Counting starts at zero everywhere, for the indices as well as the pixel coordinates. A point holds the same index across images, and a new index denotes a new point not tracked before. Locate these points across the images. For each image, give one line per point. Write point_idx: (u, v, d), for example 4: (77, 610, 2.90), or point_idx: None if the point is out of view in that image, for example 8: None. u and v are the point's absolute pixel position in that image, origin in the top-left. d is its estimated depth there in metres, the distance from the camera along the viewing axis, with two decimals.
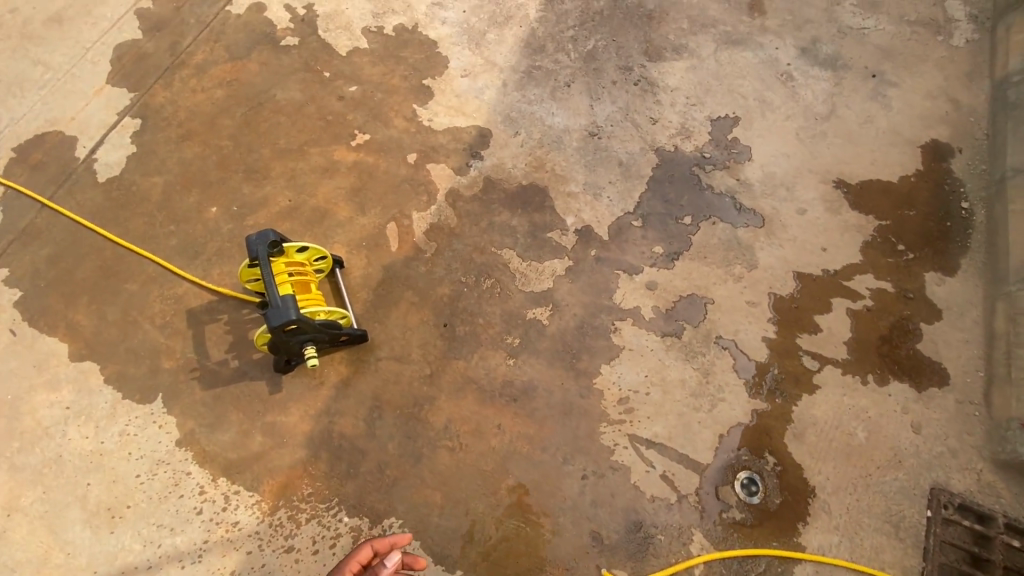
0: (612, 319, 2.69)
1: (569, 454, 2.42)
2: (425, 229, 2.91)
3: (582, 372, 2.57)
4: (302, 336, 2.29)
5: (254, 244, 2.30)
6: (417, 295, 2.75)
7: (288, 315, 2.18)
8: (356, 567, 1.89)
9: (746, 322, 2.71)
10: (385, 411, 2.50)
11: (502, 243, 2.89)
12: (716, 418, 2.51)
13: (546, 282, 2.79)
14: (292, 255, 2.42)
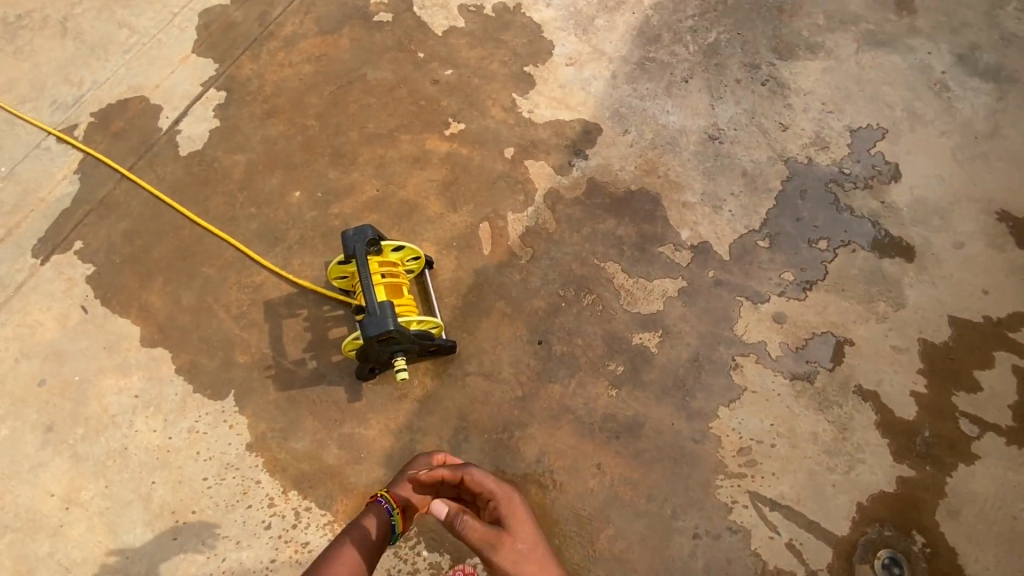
0: (732, 353, 2.35)
1: (679, 508, 2.11)
2: (521, 232, 2.62)
3: (696, 413, 2.25)
4: (395, 346, 2.07)
5: (352, 241, 2.10)
6: (510, 305, 2.47)
7: (385, 324, 1.96)
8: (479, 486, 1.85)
9: (891, 371, 2.33)
10: (472, 435, 2.24)
11: (605, 254, 2.56)
12: (853, 483, 2.15)
13: (654, 304, 2.44)
14: (387, 255, 2.19)
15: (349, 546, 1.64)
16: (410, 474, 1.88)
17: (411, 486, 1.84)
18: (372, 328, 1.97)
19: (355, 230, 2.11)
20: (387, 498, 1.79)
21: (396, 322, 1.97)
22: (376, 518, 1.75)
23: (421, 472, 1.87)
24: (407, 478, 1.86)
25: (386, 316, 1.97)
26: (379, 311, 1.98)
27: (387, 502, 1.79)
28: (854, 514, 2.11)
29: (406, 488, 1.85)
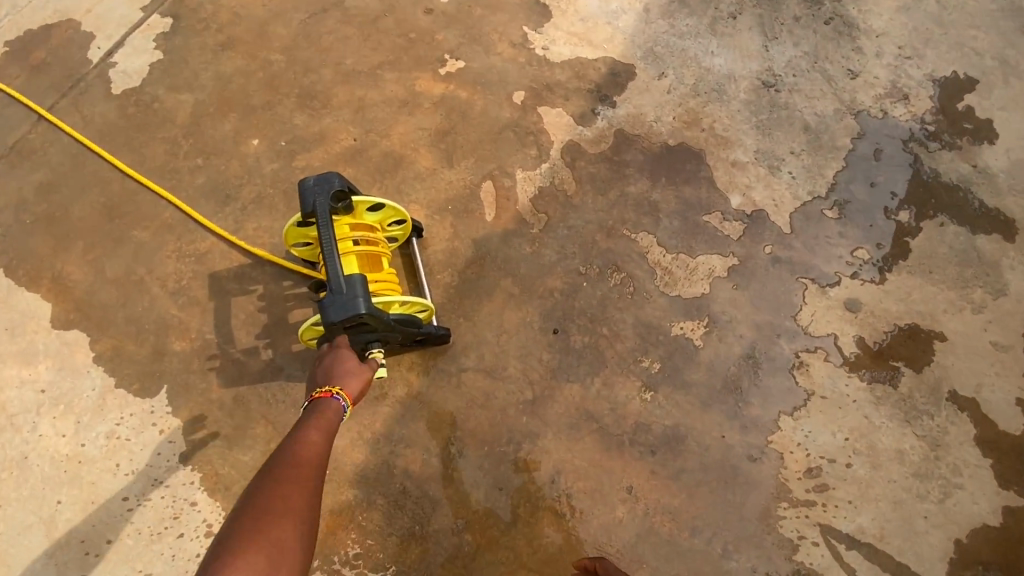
0: (795, 348, 1.88)
1: (730, 545, 1.66)
2: (532, 193, 2.11)
3: (751, 423, 1.79)
4: (368, 335, 1.58)
5: (311, 192, 1.56)
6: (517, 284, 1.98)
7: (355, 307, 1.46)
8: None
9: (992, 374, 1.84)
10: (469, 447, 1.77)
11: (637, 224, 2.07)
12: (950, 514, 1.68)
13: (700, 286, 1.97)
14: (360, 215, 1.67)
15: (316, 435, 1.27)
16: (347, 364, 1.50)
17: (359, 379, 1.49)
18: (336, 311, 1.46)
19: (315, 178, 1.56)
20: (344, 394, 1.42)
21: (369, 305, 1.48)
22: (335, 411, 1.38)
23: (358, 366, 1.51)
24: (354, 370, 1.50)
25: (356, 296, 1.47)
26: (346, 290, 1.47)
27: (343, 397, 1.42)
28: (952, 554, 1.64)
29: (355, 380, 1.48)
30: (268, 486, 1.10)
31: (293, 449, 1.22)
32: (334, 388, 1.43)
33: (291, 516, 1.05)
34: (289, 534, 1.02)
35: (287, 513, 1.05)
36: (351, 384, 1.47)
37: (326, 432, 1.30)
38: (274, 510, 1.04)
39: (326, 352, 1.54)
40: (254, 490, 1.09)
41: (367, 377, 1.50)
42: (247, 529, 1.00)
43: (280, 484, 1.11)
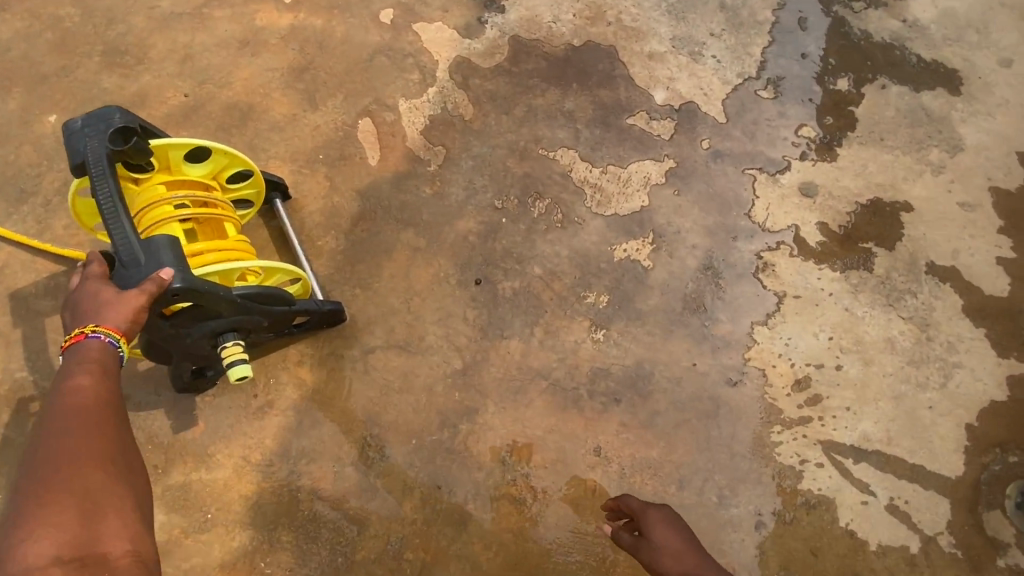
0: (756, 249, 1.61)
1: (727, 489, 1.36)
2: (422, 125, 1.72)
3: (722, 343, 1.50)
4: (209, 320, 1.18)
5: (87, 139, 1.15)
6: (421, 234, 1.59)
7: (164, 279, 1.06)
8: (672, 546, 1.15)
9: (966, 236, 1.64)
10: (393, 443, 1.40)
11: (554, 140, 1.73)
12: (954, 399, 1.47)
13: (638, 198, 1.67)
14: (177, 167, 1.26)
15: (86, 376, 0.92)
16: (97, 296, 1.00)
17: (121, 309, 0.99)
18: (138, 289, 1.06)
19: (85, 119, 1.15)
20: (107, 331, 0.97)
21: (186, 275, 1.07)
22: (102, 347, 0.97)
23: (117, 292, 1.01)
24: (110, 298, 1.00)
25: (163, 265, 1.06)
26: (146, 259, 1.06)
27: (105, 335, 0.97)
28: (965, 442, 1.43)
29: (113, 309, 0.99)
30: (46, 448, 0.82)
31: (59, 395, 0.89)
32: (85, 331, 0.97)
33: (97, 460, 0.82)
34: (103, 476, 0.81)
35: (92, 458, 0.82)
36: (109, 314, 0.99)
37: (101, 367, 0.94)
38: (63, 466, 0.79)
39: (73, 291, 1.04)
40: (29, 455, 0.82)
41: (135, 303, 0.99)
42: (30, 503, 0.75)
43: (57, 438, 0.83)
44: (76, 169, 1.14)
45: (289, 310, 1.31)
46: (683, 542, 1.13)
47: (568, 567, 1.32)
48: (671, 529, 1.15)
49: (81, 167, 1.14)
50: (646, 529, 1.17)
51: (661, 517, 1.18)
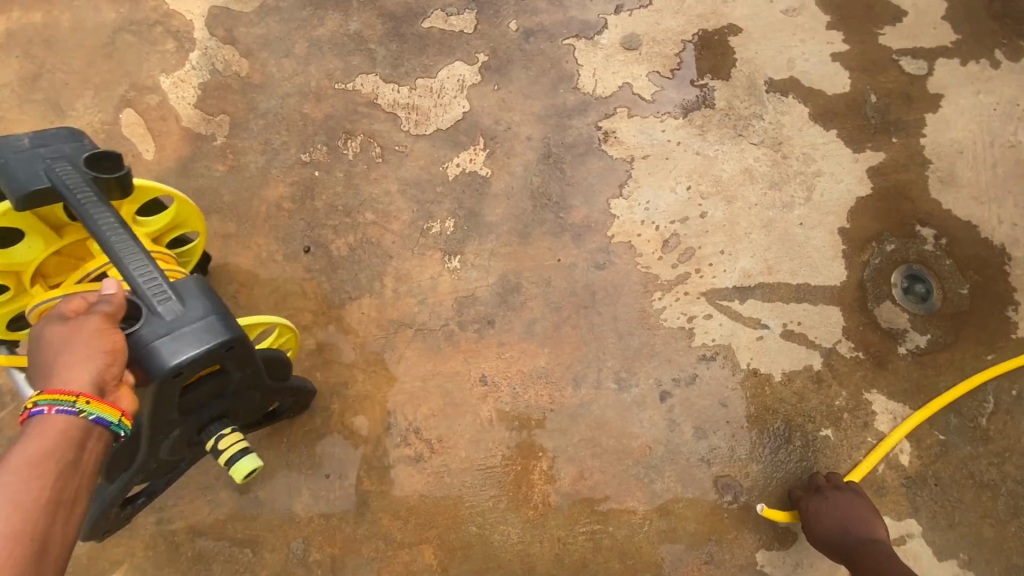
0: (593, 121, 1.48)
1: (623, 371, 1.30)
2: (194, 98, 1.49)
3: (581, 228, 1.40)
4: (210, 402, 0.92)
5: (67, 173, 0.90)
6: (229, 218, 1.40)
7: (207, 335, 0.81)
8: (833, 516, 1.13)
9: (797, 42, 1.56)
10: (264, 450, 1.25)
11: (348, 68, 1.53)
12: (822, 208, 1.42)
13: (458, 104, 1.49)
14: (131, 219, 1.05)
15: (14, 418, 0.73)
16: (57, 342, 0.71)
17: (95, 352, 0.71)
18: (175, 343, 0.79)
19: (37, 140, 0.94)
20: (83, 401, 0.66)
21: (234, 321, 0.84)
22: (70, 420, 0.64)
23: (66, 322, 0.73)
24: (67, 340, 0.71)
25: (208, 312, 0.82)
26: (186, 300, 0.82)
27: (73, 402, 0.65)
28: (841, 247, 1.39)
29: (74, 355, 0.69)
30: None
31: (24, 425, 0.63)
32: (26, 407, 0.64)
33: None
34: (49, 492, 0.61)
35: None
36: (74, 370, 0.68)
37: (66, 433, 0.64)
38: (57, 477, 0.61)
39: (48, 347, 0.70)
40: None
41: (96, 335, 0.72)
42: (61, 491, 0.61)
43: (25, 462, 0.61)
44: (15, 199, 0.87)
45: (287, 385, 1.07)
46: (843, 513, 1.13)
47: (485, 506, 1.21)
48: (838, 501, 1.15)
49: (39, 194, 0.88)
50: (810, 502, 1.16)
51: (846, 498, 1.15)
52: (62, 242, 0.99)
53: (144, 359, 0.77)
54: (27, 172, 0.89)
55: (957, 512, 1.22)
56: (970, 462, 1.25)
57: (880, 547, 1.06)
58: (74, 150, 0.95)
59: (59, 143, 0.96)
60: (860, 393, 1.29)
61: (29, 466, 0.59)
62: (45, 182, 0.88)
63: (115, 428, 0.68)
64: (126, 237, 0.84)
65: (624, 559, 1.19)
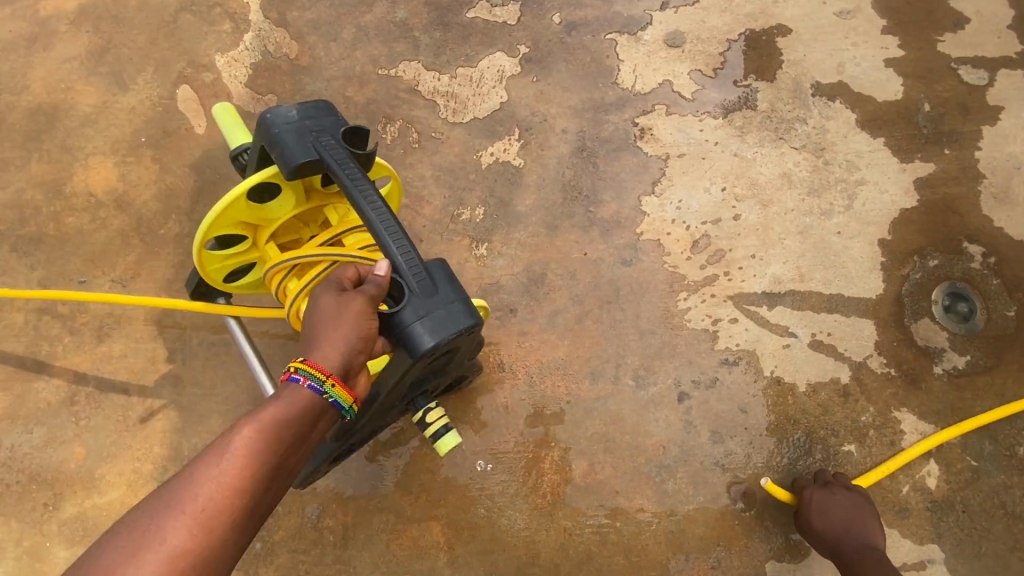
0: (630, 117, 1.48)
1: (642, 369, 1.29)
2: (246, 77, 1.56)
3: (609, 223, 1.40)
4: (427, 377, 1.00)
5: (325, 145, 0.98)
6: None
7: (454, 320, 0.88)
8: (837, 517, 1.11)
9: (850, 45, 1.51)
10: None
11: (392, 55, 1.56)
12: (862, 218, 1.38)
13: (496, 94, 1.51)
14: None
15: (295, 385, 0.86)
16: (327, 316, 0.87)
17: (350, 332, 0.85)
18: (429, 326, 0.87)
19: (301, 111, 1.01)
20: (330, 383, 0.81)
21: (474, 308, 0.91)
22: (312, 396, 0.80)
23: (331, 300, 0.88)
24: (329, 318, 0.86)
25: (454, 298, 0.90)
26: (437, 286, 0.90)
27: (320, 381, 0.81)
28: (880, 259, 1.35)
29: (329, 336, 0.85)
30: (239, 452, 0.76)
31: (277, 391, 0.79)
32: (290, 370, 0.81)
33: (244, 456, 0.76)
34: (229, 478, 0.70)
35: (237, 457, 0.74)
36: (327, 351, 0.84)
37: (304, 406, 0.78)
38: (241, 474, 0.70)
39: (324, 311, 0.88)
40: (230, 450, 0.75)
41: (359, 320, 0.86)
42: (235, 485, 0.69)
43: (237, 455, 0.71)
44: (287, 169, 0.95)
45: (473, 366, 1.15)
46: (848, 516, 1.11)
47: (494, 490, 1.23)
48: (843, 502, 1.13)
49: (305, 165, 0.96)
50: (815, 498, 1.14)
51: (851, 500, 1.13)
52: (308, 205, 1.07)
53: (404, 339, 0.88)
54: (297, 143, 0.96)
55: (984, 542, 1.17)
56: (1002, 491, 1.20)
57: (878, 551, 1.07)
58: (329, 124, 1.02)
59: (318, 115, 1.02)
60: (889, 410, 1.25)
61: (262, 433, 0.73)
62: (313, 155, 0.96)
63: (343, 410, 0.84)
64: (388, 217, 0.92)
65: (629, 555, 1.19)
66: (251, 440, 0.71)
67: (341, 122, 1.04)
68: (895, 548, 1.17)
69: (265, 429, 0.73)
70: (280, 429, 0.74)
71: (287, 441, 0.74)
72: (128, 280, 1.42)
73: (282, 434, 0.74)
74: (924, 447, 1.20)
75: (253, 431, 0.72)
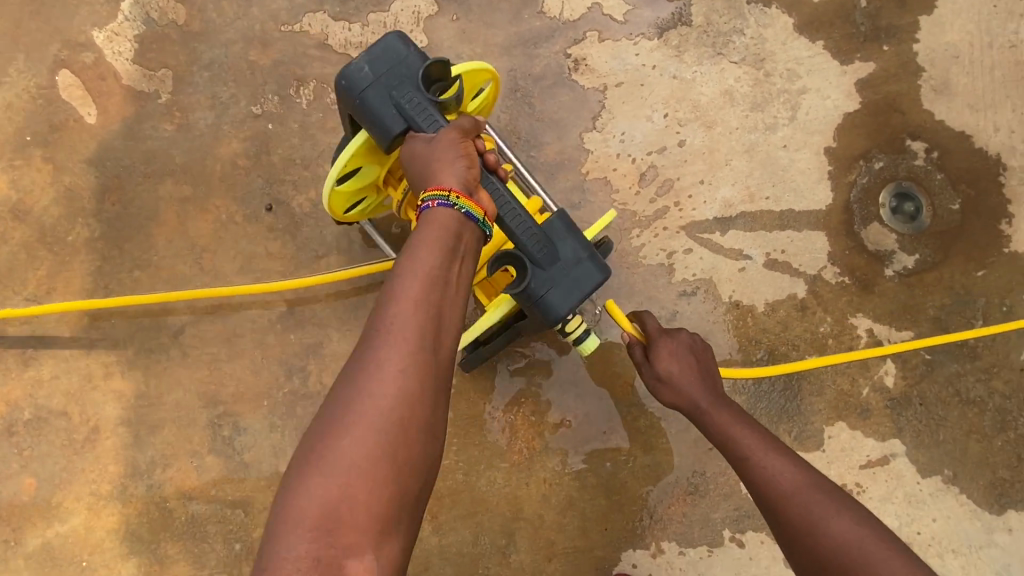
0: (562, 48, 1.38)
1: (602, 313, 1.27)
2: (132, 53, 1.39)
3: (553, 166, 1.33)
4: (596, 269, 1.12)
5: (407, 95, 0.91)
6: (184, 181, 1.33)
7: (593, 270, 0.94)
8: (688, 367, 0.99)
9: None
10: (245, 414, 1.24)
11: (293, 8, 1.40)
12: (807, 128, 1.34)
13: (415, 39, 1.38)
14: None
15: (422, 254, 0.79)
16: (431, 153, 0.87)
17: (459, 160, 0.86)
18: (561, 292, 0.93)
19: (378, 64, 0.91)
20: (454, 196, 0.83)
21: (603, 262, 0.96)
22: (449, 212, 0.82)
23: (427, 142, 0.88)
24: (432, 160, 0.87)
25: (580, 258, 0.94)
26: (559, 249, 0.94)
27: (446, 198, 0.83)
28: (827, 168, 1.33)
29: (446, 168, 0.86)
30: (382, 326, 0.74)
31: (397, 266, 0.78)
32: (418, 202, 0.84)
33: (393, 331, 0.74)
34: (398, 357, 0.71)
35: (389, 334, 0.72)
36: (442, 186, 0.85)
37: (445, 225, 0.81)
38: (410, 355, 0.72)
39: (426, 151, 0.87)
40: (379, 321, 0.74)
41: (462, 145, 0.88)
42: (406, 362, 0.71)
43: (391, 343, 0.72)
44: (390, 144, 0.91)
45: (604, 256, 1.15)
46: (693, 369, 0.99)
47: (469, 453, 1.21)
48: (683, 353, 1.00)
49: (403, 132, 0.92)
50: (657, 351, 1.00)
51: (687, 344, 1.02)
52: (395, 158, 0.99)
53: (534, 305, 0.93)
54: (386, 111, 0.90)
55: (940, 430, 1.22)
56: (955, 379, 1.24)
57: (717, 381, 1.01)
58: (410, 66, 0.92)
59: (396, 59, 0.92)
60: (845, 318, 1.26)
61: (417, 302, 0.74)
62: (401, 124, 0.90)
63: (482, 225, 0.86)
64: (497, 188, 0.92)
65: (609, 494, 1.20)
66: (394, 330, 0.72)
67: (417, 58, 0.93)
68: (860, 448, 1.21)
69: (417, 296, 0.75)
70: (418, 311, 0.74)
71: (430, 323, 0.74)
72: (44, 297, 1.30)
73: (427, 314, 0.74)
74: (953, 338, 1.20)
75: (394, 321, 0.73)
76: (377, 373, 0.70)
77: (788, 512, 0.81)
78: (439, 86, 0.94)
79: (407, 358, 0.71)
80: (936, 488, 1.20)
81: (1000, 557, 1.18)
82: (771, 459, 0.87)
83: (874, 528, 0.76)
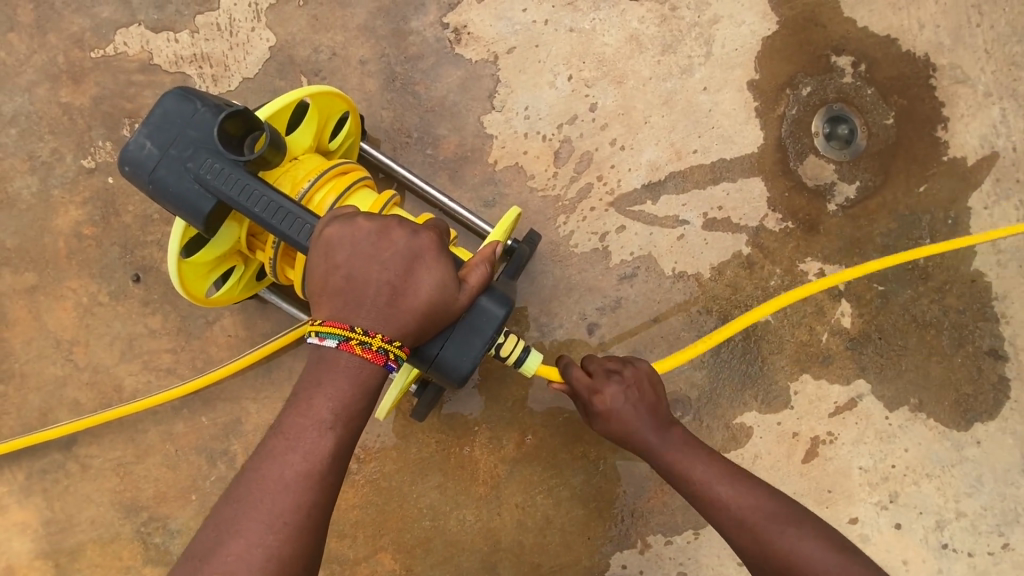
0: (436, 17, 1.17)
1: (543, 316, 1.16)
2: None
3: (455, 162, 1.16)
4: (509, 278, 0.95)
5: (205, 162, 0.74)
6: (24, 267, 1.11)
7: (489, 310, 0.73)
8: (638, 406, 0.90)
9: None
10: (174, 514, 1.10)
11: (99, 26, 1.13)
12: (725, 63, 1.20)
13: (260, 38, 1.15)
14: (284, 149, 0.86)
15: (308, 409, 0.67)
16: (402, 274, 0.70)
17: (445, 269, 0.71)
18: (457, 346, 0.73)
19: (160, 138, 0.76)
20: (400, 352, 0.69)
21: (498, 294, 0.75)
22: (375, 371, 0.68)
23: (404, 256, 0.70)
24: (407, 258, 0.70)
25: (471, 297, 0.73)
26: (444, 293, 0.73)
27: (392, 358, 0.69)
28: (753, 104, 1.20)
29: (425, 271, 0.70)
30: (246, 489, 0.64)
31: (288, 428, 0.66)
32: (388, 356, 0.68)
33: (257, 497, 0.63)
34: (257, 534, 0.61)
35: (251, 507, 0.63)
36: (395, 317, 0.68)
37: (352, 380, 0.68)
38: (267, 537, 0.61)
39: (391, 274, 0.69)
40: (246, 485, 0.64)
41: (434, 259, 0.71)
42: (262, 546, 0.61)
43: (250, 514, 0.62)
44: (207, 225, 0.75)
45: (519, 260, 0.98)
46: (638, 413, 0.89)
47: (432, 499, 1.12)
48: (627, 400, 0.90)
49: (219, 207, 0.76)
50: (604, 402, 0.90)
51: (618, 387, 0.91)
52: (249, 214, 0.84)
53: (434, 372, 0.73)
54: (185, 190, 0.74)
55: (902, 359, 1.19)
56: (910, 305, 1.19)
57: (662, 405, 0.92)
58: (199, 128, 0.76)
59: (179, 126, 0.76)
60: (795, 266, 1.18)
61: (291, 475, 0.64)
62: (209, 197, 0.74)
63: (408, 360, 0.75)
64: None
65: (587, 503, 1.13)
66: (275, 520, 0.62)
67: (209, 112, 0.76)
68: (827, 396, 1.18)
69: (293, 467, 0.64)
70: (306, 501, 0.63)
71: (322, 514, 0.65)
72: None
73: (319, 506, 0.64)
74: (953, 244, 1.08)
75: (272, 506, 0.62)
76: (230, 552, 0.61)
77: (746, 540, 0.82)
78: (253, 135, 0.78)
79: (284, 560, 0.61)
80: (904, 419, 1.18)
81: (972, 470, 1.18)
82: (727, 485, 0.85)
83: (826, 541, 0.81)
